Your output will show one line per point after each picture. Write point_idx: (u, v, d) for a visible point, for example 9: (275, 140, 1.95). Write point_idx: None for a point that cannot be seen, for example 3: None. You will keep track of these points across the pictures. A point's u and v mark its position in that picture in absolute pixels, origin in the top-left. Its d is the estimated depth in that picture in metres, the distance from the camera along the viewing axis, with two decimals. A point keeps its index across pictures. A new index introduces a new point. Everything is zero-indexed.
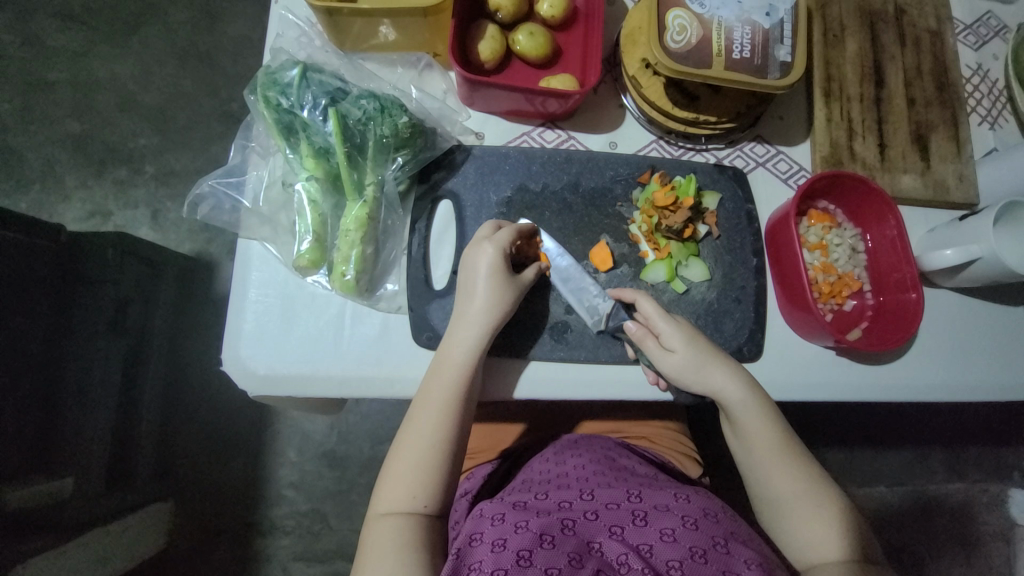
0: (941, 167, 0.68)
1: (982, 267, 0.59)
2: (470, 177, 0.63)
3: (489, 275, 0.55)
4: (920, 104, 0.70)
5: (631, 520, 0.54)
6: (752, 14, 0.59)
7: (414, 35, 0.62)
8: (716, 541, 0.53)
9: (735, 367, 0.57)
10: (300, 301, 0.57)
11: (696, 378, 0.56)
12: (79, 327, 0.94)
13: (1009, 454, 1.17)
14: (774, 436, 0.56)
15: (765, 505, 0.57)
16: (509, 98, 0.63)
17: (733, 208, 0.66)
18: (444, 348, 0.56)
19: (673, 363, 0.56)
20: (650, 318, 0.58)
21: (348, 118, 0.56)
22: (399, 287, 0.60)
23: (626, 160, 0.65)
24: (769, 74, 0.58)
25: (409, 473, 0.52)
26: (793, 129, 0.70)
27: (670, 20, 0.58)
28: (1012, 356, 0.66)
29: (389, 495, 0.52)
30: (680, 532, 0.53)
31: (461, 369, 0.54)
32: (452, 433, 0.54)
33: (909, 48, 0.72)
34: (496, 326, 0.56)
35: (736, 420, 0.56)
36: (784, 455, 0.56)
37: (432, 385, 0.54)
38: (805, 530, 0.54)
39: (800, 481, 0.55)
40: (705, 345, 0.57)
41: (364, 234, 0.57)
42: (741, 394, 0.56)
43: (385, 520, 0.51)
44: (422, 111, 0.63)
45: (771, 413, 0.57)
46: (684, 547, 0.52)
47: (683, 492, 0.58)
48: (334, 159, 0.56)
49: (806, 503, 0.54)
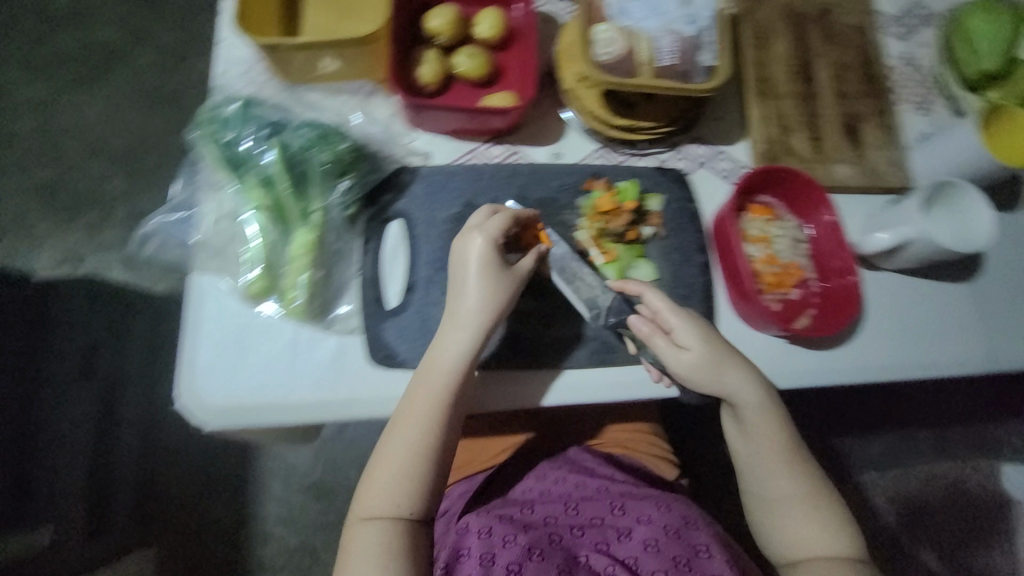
0: (874, 155, 0.71)
1: (917, 247, 0.62)
2: (418, 196, 0.64)
3: (487, 274, 0.55)
4: (850, 96, 0.73)
5: (615, 536, 0.58)
6: (675, 24, 0.61)
7: (355, 64, 0.64)
8: (698, 548, 0.56)
9: (747, 365, 0.58)
10: (254, 331, 0.58)
11: (712, 375, 0.57)
12: (74, 372, 1.09)
13: (993, 429, 1.18)
14: (778, 436, 0.59)
15: (755, 505, 0.60)
16: (453, 118, 0.65)
17: (677, 208, 0.67)
18: (433, 346, 0.55)
19: (684, 360, 0.57)
20: (660, 313, 0.58)
21: (290, 147, 0.58)
22: (353, 308, 0.60)
23: (569, 169, 0.67)
24: (694, 80, 0.61)
25: (389, 479, 0.53)
26: (730, 129, 0.72)
27: (597, 34, 0.60)
28: (959, 332, 0.68)
29: (369, 504, 0.53)
30: (662, 542, 0.56)
31: (450, 370, 0.54)
32: (435, 435, 0.54)
33: (835, 44, 0.75)
34: (487, 326, 0.55)
35: (746, 418, 0.59)
36: (784, 456, 0.59)
37: (416, 387, 0.54)
38: (792, 527, 0.58)
39: (795, 482, 0.59)
40: (721, 343, 0.58)
41: (313, 258, 0.58)
42: (753, 392, 0.58)
43: (364, 529, 0.52)
44: (366, 137, 0.65)
45: (778, 413, 0.59)
46: (669, 557, 0.55)
47: (662, 501, 0.62)
48: (277, 188, 0.57)
49: (797, 503, 0.58)
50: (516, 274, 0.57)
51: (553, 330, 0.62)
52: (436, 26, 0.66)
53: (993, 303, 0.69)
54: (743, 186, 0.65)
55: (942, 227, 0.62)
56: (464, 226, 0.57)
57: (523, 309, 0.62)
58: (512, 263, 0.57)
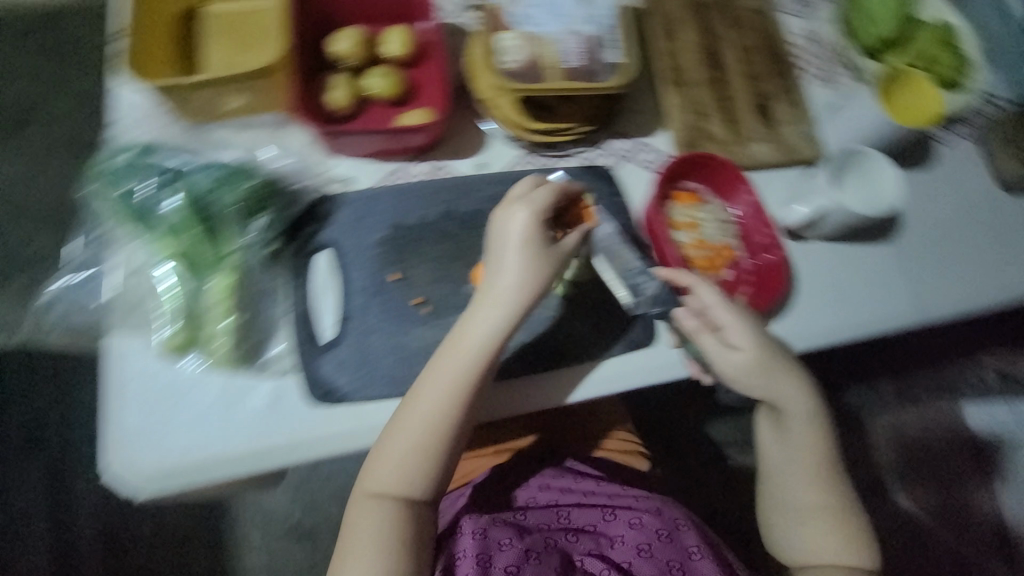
0: (787, 131, 0.73)
1: (836, 216, 0.64)
2: (345, 222, 0.62)
3: (529, 254, 0.55)
4: (758, 78, 0.75)
5: (611, 541, 0.66)
6: (577, 25, 0.62)
7: (261, 97, 0.62)
8: (691, 551, 0.64)
9: (800, 376, 0.62)
10: (182, 387, 0.55)
11: (763, 377, 0.60)
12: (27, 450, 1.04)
13: (949, 370, 1.17)
14: (816, 450, 0.63)
15: (781, 511, 0.66)
16: (370, 140, 0.63)
17: (606, 204, 0.68)
18: (461, 321, 0.56)
19: (735, 359, 0.59)
20: (709, 308, 0.59)
21: (197, 189, 0.56)
22: (284, 349, 0.58)
23: (495, 179, 0.68)
24: (604, 77, 0.61)
25: (397, 457, 0.54)
26: (650, 121, 0.74)
27: (503, 42, 0.61)
28: (885, 288, 0.71)
29: (377, 480, 0.54)
30: (656, 546, 0.64)
31: (475, 351, 0.54)
32: (451, 418, 0.54)
33: (737, 29, 0.77)
34: (520, 311, 0.55)
35: (787, 423, 0.63)
36: (818, 472, 0.64)
37: (441, 369, 0.54)
38: (814, 536, 0.64)
39: (822, 494, 0.64)
40: (784, 355, 0.61)
41: (233, 303, 0.56)
42: (805, 403, 0.62)
43: (369, 504, 0.54)
44: (281, 171, 0.62)
45: (819, 426, 0.63)
46: (662, 561, 0.63)
47: (658, 504, 0.69)
48: (185, 236, 0.56)
49: (820, 516, 0.64)
50: (553, 250, 0.56)
51: None
52: (343, 49, 0.64)
53: (914, 256, 0.72)
54: (663, 179, 0.66)
55: (853, 193, 0.65)
56: (501, 199, 0.58)
57: None
58: (556, 241, 0.57)
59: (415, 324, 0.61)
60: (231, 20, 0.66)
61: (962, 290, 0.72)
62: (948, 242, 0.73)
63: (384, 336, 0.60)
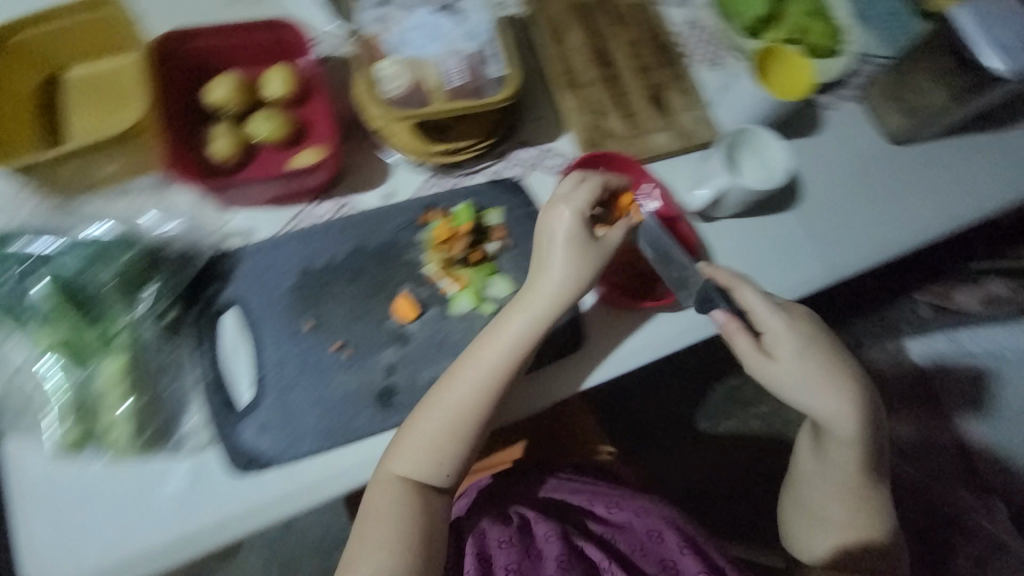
0: (682, 117, 0.75)
1: (736, 193, 0.67)
2: (247, 277, 0.60)
3: (570, 245, 0.59)
4: (648, 69, 0.76)
5: (613, 536, 0.73)
6: (455, 44, 0.61)
7: (137, 158, 0.58)
8: (681, 547, 0.71)
9: (850, 397, 0.60)
10: (95, 480, 0.53)
11: (797, 391, 0.60)
12: None
13: (890, 310, 1.32)
14: (858, 473, 0.63)
15: (797, 512, 0.70)
16: (264, 189, 0.61)
17: (519, 215, 0.67)
18: (509, 305, 0.59)
19: (773, 369, 0.60)
20: (749, 312, 0.62)
21: (65, 275, 0.53)
22: (197, 422, 0.56)
23: (403, 207, 0.66)
24: (490, 92, 0.61)
25: (426, 437, 0.55)
26: (550, 125, 0.74)
27: (381, 71, 0.60)
28: (798, 253, 0.74)
29: (403, 461, 0.55)
30: (648, 543, 0.72)
31: (511, 343, 0.57)
32: (481, 411, 0.56)
33: (622, 26, 0.78)
34: (558, 296, 0.59)
35: (826, 443, 0.63)
36: (849, 489, 0.64)
37: (489, 350, 0.57)
38: (820, 537, 0.68)
39: (844, 510, 0.66)
40: (824, 366, 0.60)
41: (128, 387, 0.53)
42: (852, 429, 0.60)
43: (391, 484, 0.55)
44: (168, 235, 0.59)
45: (866, 454, 0.62)
46: (653, 561, 0.71)
47: (645, 504, 0.75)
48: (60, 324, 0.52)
49: (840, 527, 0.67)
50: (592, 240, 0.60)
51: (426, 373, 0.60)
52: (220, 97, 0.61)
53: (818, 218, 0.76)
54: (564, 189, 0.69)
55: (745, 171, 0.69)
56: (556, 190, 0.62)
57: (388, 362, 0.60)
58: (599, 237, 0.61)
59: (336, 371, 0.59)
60: (90, 84, 0.62)
61: (872, 244, 0.76)
62: (848, 200, 0.77)
63: (306, 390, 0.57)
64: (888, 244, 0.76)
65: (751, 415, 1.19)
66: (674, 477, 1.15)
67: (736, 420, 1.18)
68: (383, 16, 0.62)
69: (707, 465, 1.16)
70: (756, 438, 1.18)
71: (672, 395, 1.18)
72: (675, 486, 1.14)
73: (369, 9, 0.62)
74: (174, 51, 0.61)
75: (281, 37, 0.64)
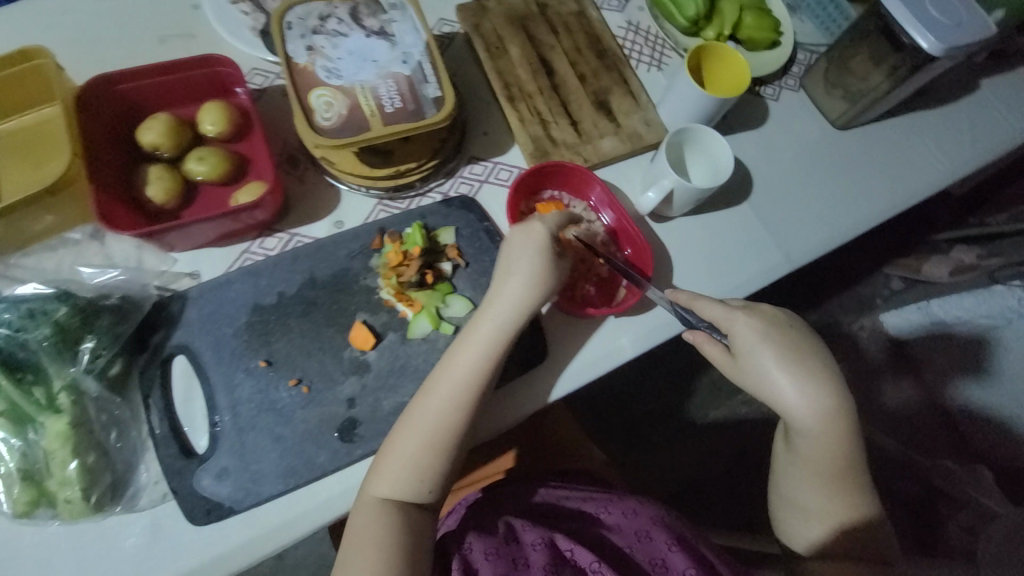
0: (628, 121, 0.75)
1: (684, 193, 0.67)
2: (195, 322, 0.59)
3: (536, 251, 0.59)
4: (591, 76, 0.77)
5: (601, 541, 0.64)
6: (390, 67, 0.61)
7: (71, 209, 0.57)
8: (669, 544, 0.64)
9: (809, 380, 0.59)
10: (49, 545, 0.51)
11: (758, 381, 0.60)
12: None
13: (862, 288, 1.28)
14: (835, 459, 0.59)
15: (783, 505, 0.65)
16: (204, 230, 0.60)
17: (472, 233, 0.67)
18: (478, 313, 0.59)
19: (733, 369, 0.62)
20: (713, 319, 0.62)
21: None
22: (154, 475, 0.54)
23: (353, 234, 0.65)
24: (426, 114, 0.60)
25: (404, 455, 0.54)
26: (498, 139, 0.74)
27: (314, 101, 0.59)
28: (755, 245, 0.74)
29: (383, 482, 0.54)
30: (638, 544, 0.64)
31: (483, 352, 0.57)
32: (458, 423, 0.55)
33: (563, 33, 0.78)
34: (526, 300, 0.59)
35: (794, 435, 0.60)
36: (826, 476, 0.60)
37: (458, 360, 0.56)
38: (810, 528, 0.63)
39: (827, 498, 0.61)
40: (781, 352, 0.59)
41: (75, 446, 0.51)
42: (817, 413, 0.58)
43: (373, 508, 0.53)
44: (108, 285, 0.57)
45: (840, 438, 0.58)
46: (642, 560, 0.63)
47: (633, 506, 0.68)
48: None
49: (822, 518, 0.62)
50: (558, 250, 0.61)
51: (387, 402, 0.59)
52: (153, 140, 0.60)
53: (771, 208, 0.76)
54: (513, 204, 0.68)
55: (692, 172, 0.72)
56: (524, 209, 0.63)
57: (348, 394, 0.59)
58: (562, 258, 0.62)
59: (295, 407, 0.58)
60: (19, 136, 0.61)
61: (827, 227, 0.77)
62: (799, 187, 0.78)
63: (264, 429, 0.57)
64: (843, 226, 0.77)
65: (738, 402, 1.19)
66: (667, 472, 1.15)
67: (725, 409, 1.19)
68: (310, 47, 0.61)
69: (699, 457, 1.16)
70: (744, 426, 1.18)
71: (658, 390, 1.19)
72: (668, 481, 1.14)
73: (294, 40, 0.60)
74: (102, 96, 0.60)
75: (216, 76, 0.64)
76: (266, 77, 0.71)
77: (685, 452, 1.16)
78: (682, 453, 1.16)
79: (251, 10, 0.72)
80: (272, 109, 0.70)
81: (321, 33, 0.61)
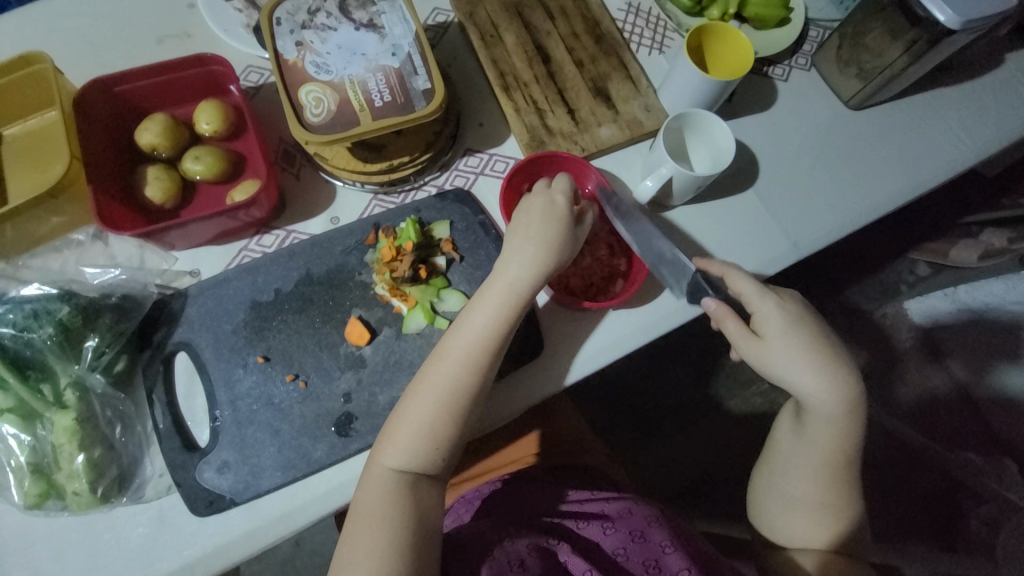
0: (627, 107, 0.73)
1: (682, 182, 0.65)
2: (195, 320, 0.61)
3: (538, 212, 0.60)
4: (588, 61, 0.74)
5: (598, 538, 0.64)
6: (379, 60, 0.60)
7: (75, 210, 0.59)
8: (665, 545, 0.62)
9: (832, 368, 0.56)
10: (61, 535, 0.54)
11: (785, 366, 0.56)
12: None
13: (885, 274, 1.19)
14: (836, 449, 0.57)
15: (775, 502, 0.62)
16: (206, 227, 0.61)
17: (466, 226, 0.66)
18: (496, 273, 0.58)
19: (760, 349, 0.57)
20: (742, 295, 0.59)
21: (3, 340, 0.53)
22: (160, 468, 0.57)
23: (347, 230, 0.65)
24: (416, 106, 0.60)
25: (430, 402, 0.53)
26: (494, 131, 0.73)
27: (304, 97, 0.58)
28: (761, 234, 0.72)
29: (408, 430, 0.53)
30: (631, 548, 0.62)
31: (505, 300, 0.57)
32: (479, 367, 0.55)
33: (559, 18, 0.76)
34: (546, 262, 0.58)
35: (804, 418, 0.58)
36: (828, 466, 0.58)
37: (469, 327, 0.56)
38: (805, 525, 0.60)
39: (828, 492, 0.59)
40: (809, 342, 0.56)
41: (81, 440, 0.53)
42: (834, 402, 0.55)
43: (412, 444, 0.53)
44: (110, 285, 0.59)
45: (851, 428, 0.56)
46: (637, 564, 0.61)
47: (630, 505, 0.68)
48: (8, 386, 0.52)
49: (814, 509, 0.59)
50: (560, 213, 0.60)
51: (383, 397, 0.59)
52: (151, 140, 0.61)
53: (779, 196, 0.73)
54: (506, 190, 0.67)
55: (697, 158, 0.70)
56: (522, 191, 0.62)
57: (344, 389, 0.59)
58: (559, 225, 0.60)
59: (292, 402, 0.59)
60: (26, 141, 0.63)
61: (840, 214, 0.73)
62: (809, 173, 0.75)
63: (262, 424, 0.58)
64: (855, 211, 0.73)
65: (751, 394, 1.16)
66: (675, 462, 1.14)
67: (738, 399, 1.16)
68: (299, 42, 0.60)
69: (709, 449, 1.14)
70: (755, 417, 1.15)
71: (668, 381, 1.17)
72: (678, 473, 1.13)
73: (283, 35, 0.60)
74: (99, 99, 0.61)
75: (210, 74, 0.64)
76: (261, 74, 0.71)
77: (693, 443, 1.14)
78: (690, 444, 1.14)
79: (245, 7, 0.72)
80: (268, 107, 0.70)
81: (309, 28, 0.61)
